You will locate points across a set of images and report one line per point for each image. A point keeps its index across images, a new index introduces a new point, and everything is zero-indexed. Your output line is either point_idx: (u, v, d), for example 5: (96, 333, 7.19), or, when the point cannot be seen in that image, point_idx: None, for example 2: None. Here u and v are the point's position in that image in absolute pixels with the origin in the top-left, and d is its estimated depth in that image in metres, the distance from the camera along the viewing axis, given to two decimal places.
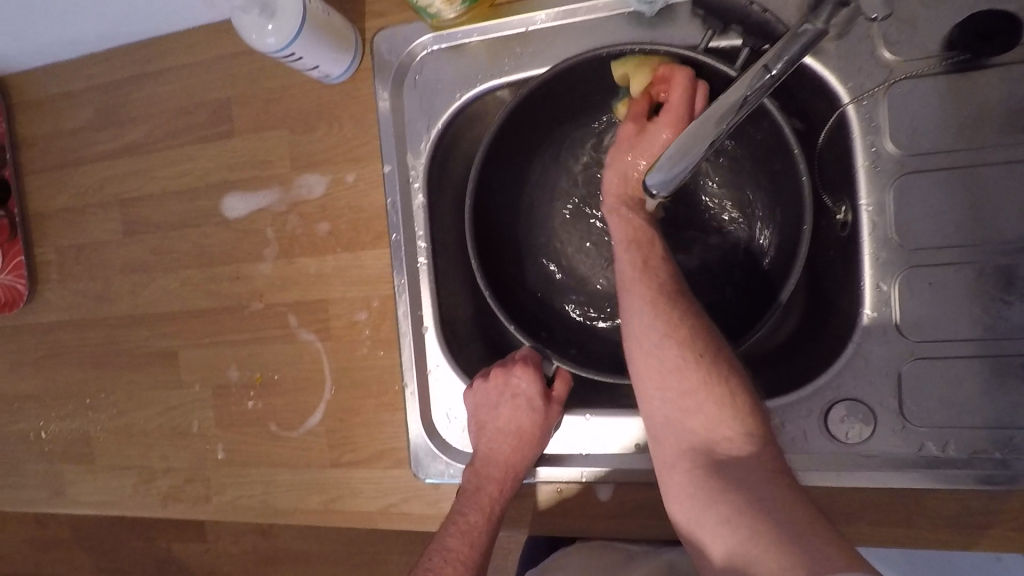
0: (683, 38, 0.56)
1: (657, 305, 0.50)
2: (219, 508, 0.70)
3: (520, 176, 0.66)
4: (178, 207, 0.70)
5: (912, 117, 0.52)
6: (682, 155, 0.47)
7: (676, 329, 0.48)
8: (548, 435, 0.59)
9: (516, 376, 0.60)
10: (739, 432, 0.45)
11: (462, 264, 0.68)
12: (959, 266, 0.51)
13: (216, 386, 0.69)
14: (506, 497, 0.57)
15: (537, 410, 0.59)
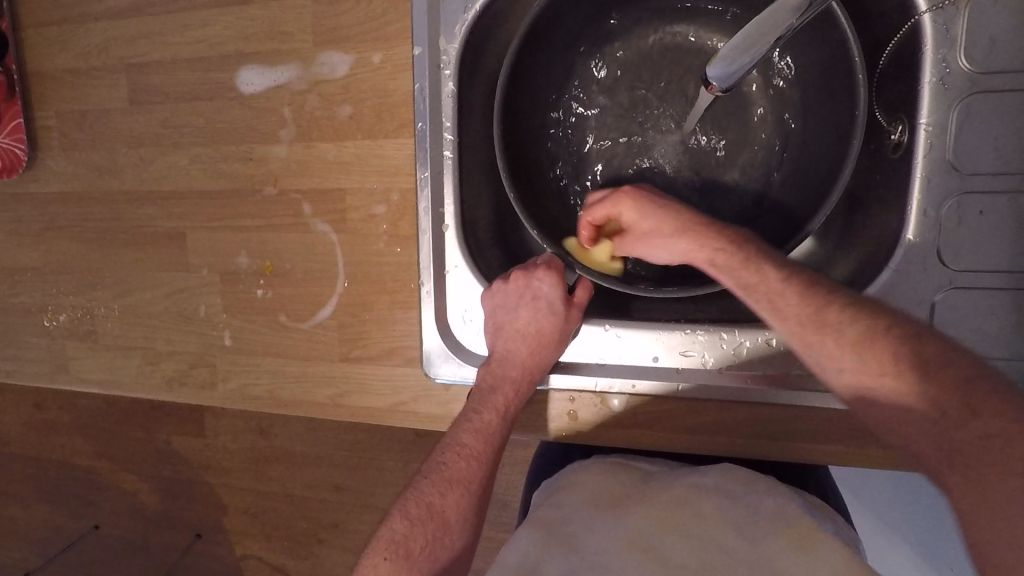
0: None
1: (798, 291, 0.49)
2: (225, 396, 0.69)
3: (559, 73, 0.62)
4: (191, 78, 0.65)
5: (989, 28, 0.48)
6: (747, 47, 0.44)
7: (787, 310, 0.49)
8: (566, 340, 0.59)
9: (537, 281, 0.59)
10: (916, 392, 0.43)
11: (486, 166, 0.65)
12: (1013, 195, 0.49)
13: (224, 272, 0.67)
14: (522, 400, 0.56)
15: (558, 314, 0.58)
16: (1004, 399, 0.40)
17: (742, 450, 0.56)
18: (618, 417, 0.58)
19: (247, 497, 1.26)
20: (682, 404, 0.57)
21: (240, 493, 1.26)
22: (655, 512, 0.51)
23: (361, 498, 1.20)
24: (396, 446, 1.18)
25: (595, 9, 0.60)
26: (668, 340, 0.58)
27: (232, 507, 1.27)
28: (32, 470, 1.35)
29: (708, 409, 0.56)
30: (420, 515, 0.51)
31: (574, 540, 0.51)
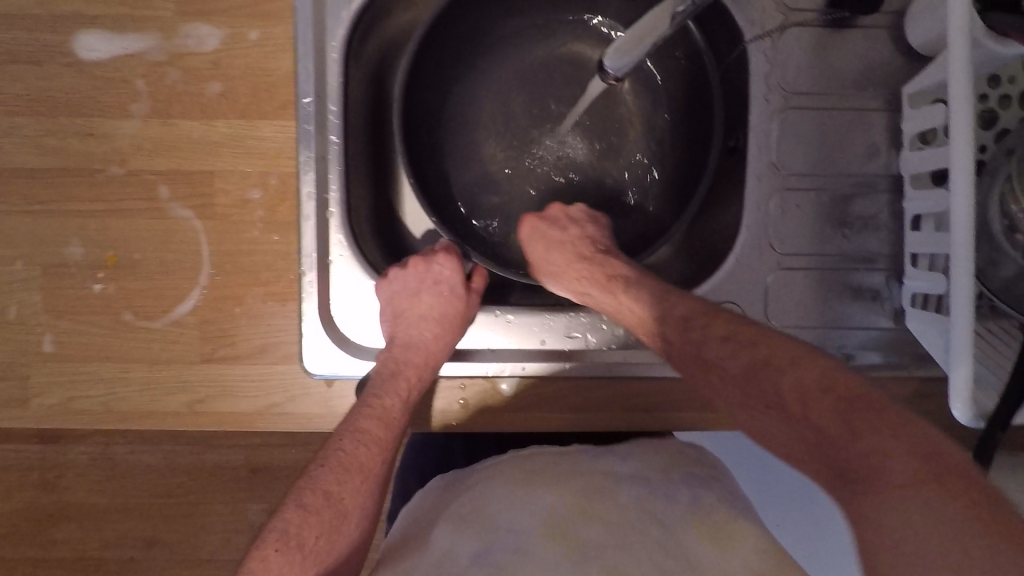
0: None
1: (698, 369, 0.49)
2: (41, 415, 0.57)
3: (449, 71, 0.65)
4: (10, 37, 0.56)
5: (795, 60, 0.60)
6: (638, 42, 0.52)
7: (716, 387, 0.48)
8: (465, 325, 0.62)
9: (438, 265, 0.61)
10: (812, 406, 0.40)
11: (370, 157, 0.64)
12: (817, 193, 0.61)
13: (47, 264, 0.57)
14: (423, 384, 0.58)
15: (459, 299, 0.61)
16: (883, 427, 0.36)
17: (621, 423, 0.61)
18: (507, 401, 0.60)
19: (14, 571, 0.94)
20: (568, 385, 0.60)
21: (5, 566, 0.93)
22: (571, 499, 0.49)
23: (181, 554, 0.96)
24: (225, 486, 0.93)
25: (487, 14, 0.64)
26: (553, 324, 0.63)
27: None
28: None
29: (591, 387, 0.60)
30: (317, 505, 0.49)
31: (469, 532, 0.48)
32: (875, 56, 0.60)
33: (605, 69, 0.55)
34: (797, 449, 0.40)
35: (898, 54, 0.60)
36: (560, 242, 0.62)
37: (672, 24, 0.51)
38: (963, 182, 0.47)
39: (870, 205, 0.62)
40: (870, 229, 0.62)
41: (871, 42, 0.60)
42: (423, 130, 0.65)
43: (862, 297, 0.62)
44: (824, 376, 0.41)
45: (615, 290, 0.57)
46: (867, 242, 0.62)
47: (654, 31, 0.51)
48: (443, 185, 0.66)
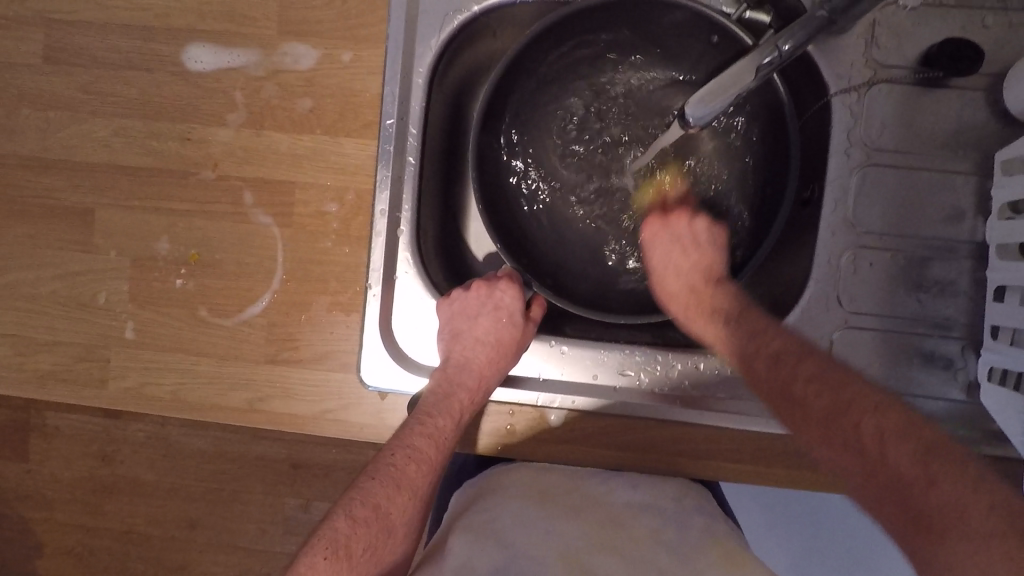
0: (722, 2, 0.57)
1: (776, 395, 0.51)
2: (116, 396, 0.61)
3: (526, 100, 0.65)
4: (128, 45, 0.60)
5: (883, 116, 0.59)
6: (721, 91, 0.51)
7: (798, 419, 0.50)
8: (520, 352, 0.63)
9: (500, 291, 0.62)
10: (913, 448, 0.42)
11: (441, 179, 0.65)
12: (894, 253, 0.59)
13: (137, 256, 0.61)
14: (475, 407, 0.59)
15: (519, 325, 0.62)
16: (968, 472, 0.40)
17: (664, 467, 0.60)
18: (554, 432, 0.60)
19: (69, 536, 0.99)
20: (617, 420, 0.60)
21: (59, 531, 0.98)
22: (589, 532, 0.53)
23: (221, 540, 0.99)
24: (267, 478, 0.96)
25: (569, 48, 0.62)
26: (607, 360, 0.61)
27: (47, 546, 1.00)
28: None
29: (639, 427, 0.60)
30: (366, 517, 0.51)
31: (505, 541, 0.52)
32: (968, 118, 0.58)
33: (685, 118, 0.54)
34: (852, 472, 0.45)
35: (991, 117, 0.58)
36: (685, 253, 0.62)
37: (758, 75, 0.51)
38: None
39: (950, 270, 0.59)
40: (948, 296, 0.59)
41: (966, 104, 0.58)
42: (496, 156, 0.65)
43: (934, 364, 0.59)
44: (924, 448, 0.42)
45: (703, 319, 0.59)
46: (944, 309, 0.59)
47: (739, 81, 0.51)
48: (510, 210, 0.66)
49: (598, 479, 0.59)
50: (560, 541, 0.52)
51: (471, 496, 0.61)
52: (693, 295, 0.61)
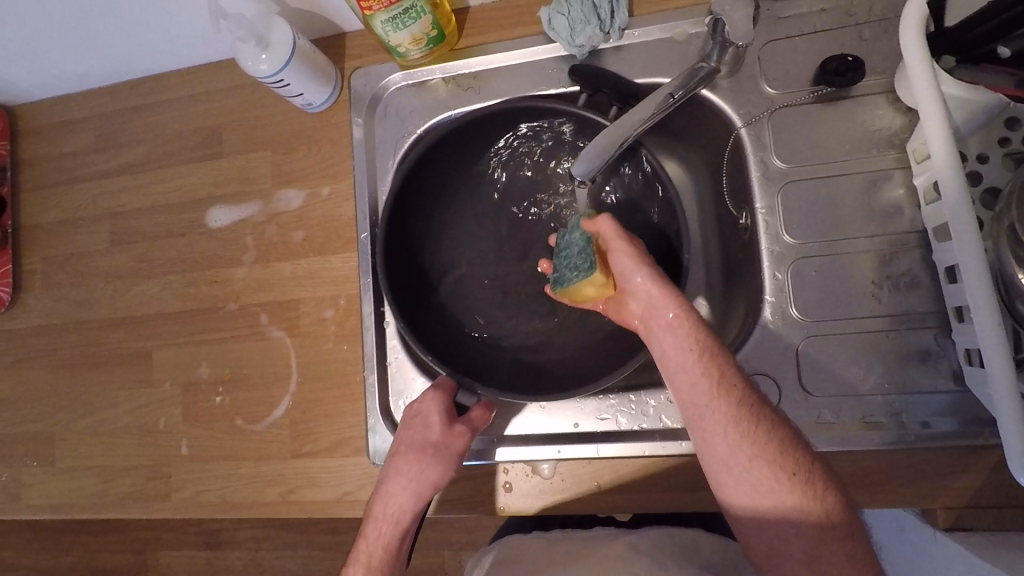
0: (619, 74, 0.67)
1: (757, 462, 0.48)
2: (179, 505, 0.72)
3: (432, 217, 0.71)
4: (167, 219, 0.77)
5: (791, 135, 0.63)
6: (602, 151, 0.58)
7: (750, 452, 0.48)
8: (448, 457, 0.61)
9: (421, 402, 0.63)
10: (836, 539, 0.46)
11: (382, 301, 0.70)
12: (839, 257, 0.61)
13: (186, 383, 0.74)
14: (407, 517, 0.60)
15: (441, 433, 0.61)
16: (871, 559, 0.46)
17: (660, 501, 0.62)
18: (547, 482, 0.64)
19: None
20: (603, 463, 0.63)
21: None
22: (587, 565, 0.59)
23: None
24: None
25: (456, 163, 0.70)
26: (585, 406, 0.65)
27: None
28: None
29: (628, 466, 0.63)
30: None
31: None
32: (874, 120, 0.61)
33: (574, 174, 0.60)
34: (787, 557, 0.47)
35: (898, 114, 0.61)
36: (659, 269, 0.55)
37: (649, 120, 0.59)
38: (967, 239, 0.48)
39: (902, 264, 0.59)
40: (908, 287, 0.59)
41: (868, 108, 0.61)
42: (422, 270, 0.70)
43: (912, 358, 0.58)
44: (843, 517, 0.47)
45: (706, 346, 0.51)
46: (908, 301, 0.59)
47: (640, 119, 0.58)
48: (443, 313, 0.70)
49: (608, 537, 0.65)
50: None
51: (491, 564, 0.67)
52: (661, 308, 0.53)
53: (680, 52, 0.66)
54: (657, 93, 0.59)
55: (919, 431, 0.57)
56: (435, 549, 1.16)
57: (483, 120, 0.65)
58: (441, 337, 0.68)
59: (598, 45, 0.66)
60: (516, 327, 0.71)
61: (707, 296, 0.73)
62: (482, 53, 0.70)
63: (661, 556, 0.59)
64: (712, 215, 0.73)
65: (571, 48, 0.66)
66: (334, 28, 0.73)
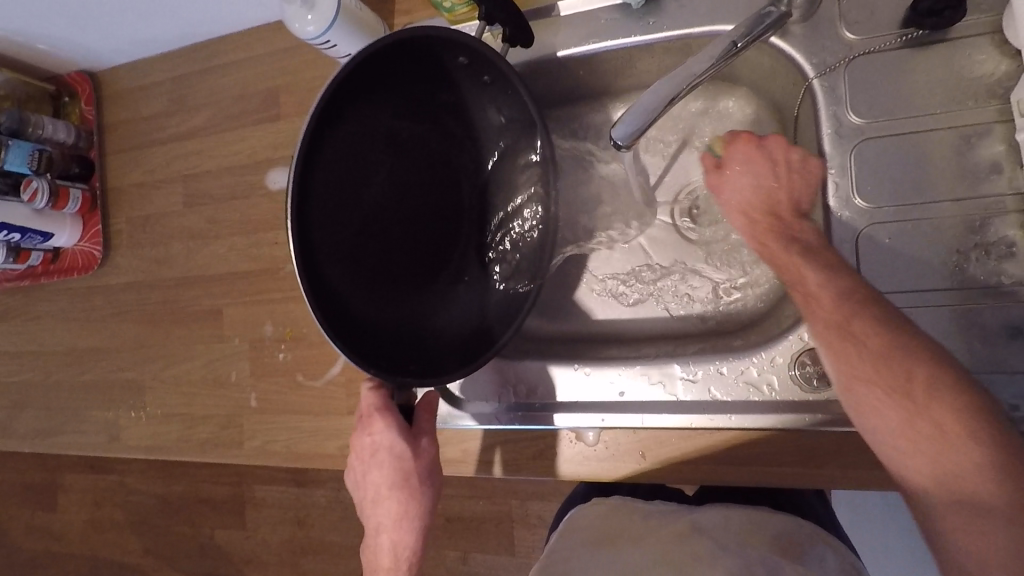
0: (678, 20, 0.62)
1: (875, 383, 0.40)
2: (251, 452, 0.77)
3: (323, 193, 0.56)
4: (232, 182, 0.80)
5: (870, 86, 0.56)
6: (651, 109, 0.54)
7: (860, 352, 0.41)
8: (418, 476, 0.58)
9: (370, 433, 0.59)
10: (994, 471, 0.36)
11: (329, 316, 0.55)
12: (919, 223, 0.54)
13: (253, 340, 0.78)
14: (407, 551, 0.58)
15: (411, 456, 0.58)
16: None
17: (715, 478, 0.60)
18: (594, 449, 0.64)
19: None
20: (650, 434, 0.62)
21: None
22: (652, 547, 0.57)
23: None
24: None
25: (327, 119, 0.56)
26: (630, 374, 0.64)
27: None
28: (116, 542, 1.49)
29: (677, 438, 0.61)
30: None
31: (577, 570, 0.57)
32: (973, 67, 0.53)
33: (614, 136, 0.56)
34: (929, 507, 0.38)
35: (1004, 58, 0.53)
36: (761, 178, 0.54)
37: (709, 69, 0.54)
38: None
39: (997, 231, 0.52)
40: (1001, 257, 0.52)
41: (967, 51, 0.54)
42: (325, 262, 0.56)
43: (999, 337, 0.52)
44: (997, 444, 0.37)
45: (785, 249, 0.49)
46: (1000, 272, 0.52)
47: (692, 76, 0.53)
48: (354, 307, 0.59)
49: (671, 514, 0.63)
50: (623, 559, 0.56)
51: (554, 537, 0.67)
52: (756, 208, 0.53)
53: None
54: (719, 40, 0.54)
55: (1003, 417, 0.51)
56: (503, 498, 1.20)
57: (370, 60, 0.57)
58: (364, 332, 0.59)
59: None
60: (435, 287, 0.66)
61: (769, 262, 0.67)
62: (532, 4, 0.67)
63: (723, 538, 0.57)
64: None
65: None
66: None
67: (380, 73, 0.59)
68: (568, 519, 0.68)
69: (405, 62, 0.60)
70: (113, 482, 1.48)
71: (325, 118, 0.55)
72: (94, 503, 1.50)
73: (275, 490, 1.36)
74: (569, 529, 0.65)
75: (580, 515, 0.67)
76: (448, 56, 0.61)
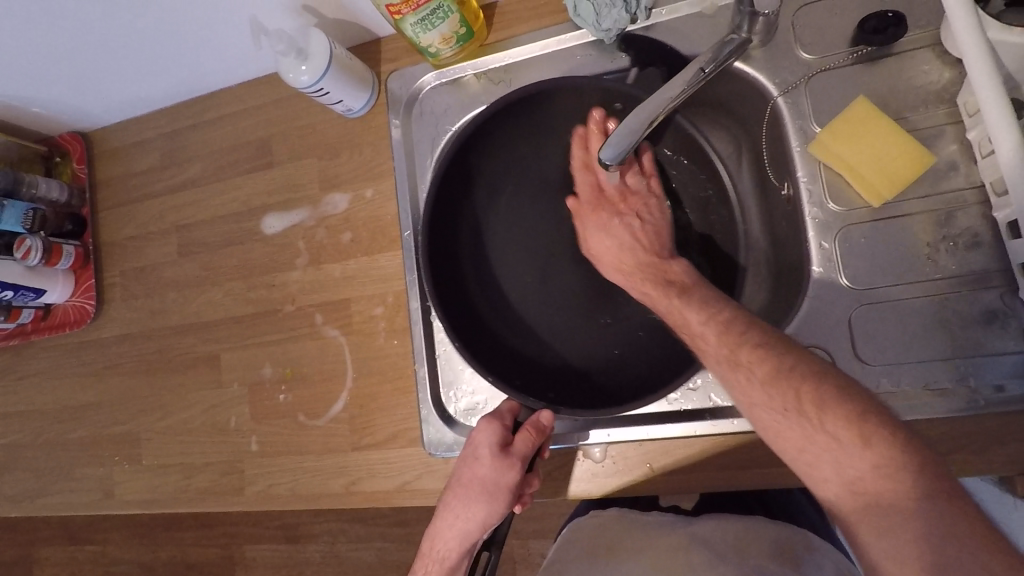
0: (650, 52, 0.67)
1: (784, 399, 0.48)
2: (253, 497, 0.76)
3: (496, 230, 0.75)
4: (226, 229, 0.81)
5: (829, 101, 0.61)
6: (633, 131, 0.58)
7: (753, 381, 0.50)
8: (498, 491, 0.60)
9: (476, 434, 0.61)
10: (872, 467, 0.43)
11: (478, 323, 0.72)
12: (890, 222, 0.58)
13: (252, 383, 0.78)
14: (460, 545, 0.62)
15: (492, 466, 0.59)
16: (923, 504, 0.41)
17: (722, 482, 0.61)
18: (601, 465, 0.65)
19: None
20: (656, 445, 0.63)
21: None
22: (648, 559, 0.60)
23: None
24: None
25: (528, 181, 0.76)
26: None
27: None
28: None
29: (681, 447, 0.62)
30: None
31: None
32: (921, 78, 0.58)
33: (602, 159, 0.59)
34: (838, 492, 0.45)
35: (947, 68, 0.58)
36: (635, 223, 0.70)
37: (682, 94, 0.58)
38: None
39: (962, 223, 0.56)
40: (968, 247, 0.56)
41: (914, 64, 0.59)
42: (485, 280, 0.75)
43: (975, 322, 0.55)
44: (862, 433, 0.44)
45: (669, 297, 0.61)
46: (970, 261, 0.56)
47: (667, 100, 0.57)
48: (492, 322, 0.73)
49: (666, 526, 0.65)
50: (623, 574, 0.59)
51: (552, 558, 0.68)
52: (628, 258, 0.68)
53: (709, 26, 0.65)
54: (689, 67, 0.59)
55: (990, 397, 0.54)
56: None
57: (530, 100, 0.68)
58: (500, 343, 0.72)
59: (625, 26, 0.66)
60: (561, 326, 0.74)
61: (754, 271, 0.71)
62: (510, 45, 0.71)
63: (721, 548, 0.59)
64: (757, 184, 0.71)
65: (599, 32, 0.66)
66: (369, 34, 0.76)
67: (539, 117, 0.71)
68: (564, 538, 0.70)
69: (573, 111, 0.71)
70: (93, 553, 1.41)
71: (516, 173, 0.75)
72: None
73: (269, 549, 1.32)
74: (568, 548, 0.67)
75: (576, 534, 0.68)
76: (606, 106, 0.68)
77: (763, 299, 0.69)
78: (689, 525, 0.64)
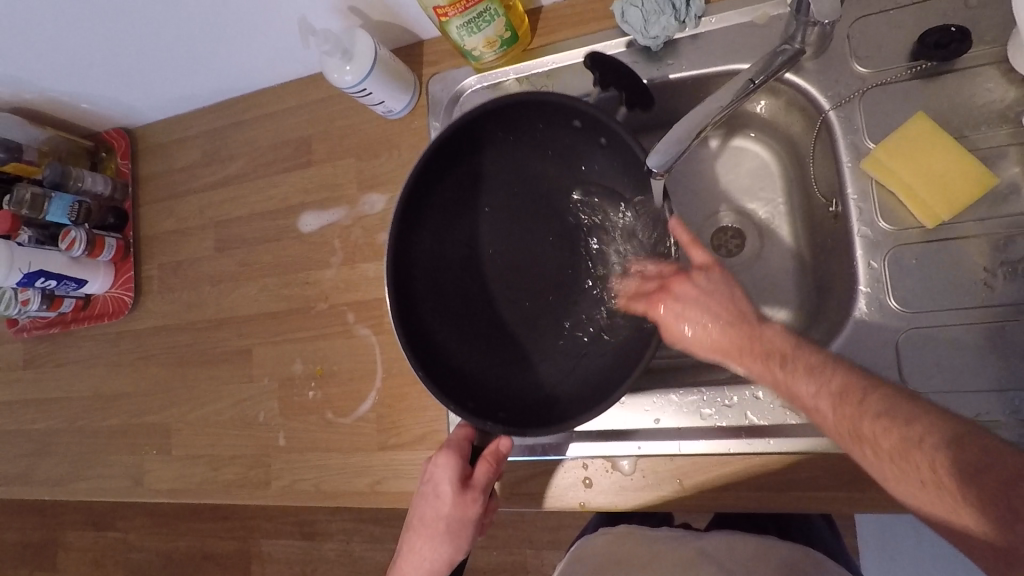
0: (698, 61, 0.66)
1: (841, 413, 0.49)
2: (278, 492, 0.77)
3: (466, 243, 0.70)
4: (262, 226, 0.82)
5: (884, 117, 0.59)
6: (678, 141, 0.56)
7: (815, 392, 0.51)
8: (462, 525, 0.58)
9: (435, 469, 0.59)
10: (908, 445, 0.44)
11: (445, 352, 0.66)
12: (944, 245, 0.56)
13: (282, 379, 0.78)
14: None
15: (452, 502, 0.58)
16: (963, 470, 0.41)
17: (754, 505, 0.60)
18: (629, 478, 0.63)
19: None
20: (688, 461, 0.62)
21: None
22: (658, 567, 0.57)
23: None
24: None
25: (490, 191, 0.71)
26: (667, 402, 0.64)
27: None
28: None
29: (714, 465, 0.61)
30: None
31: None
32: (984, 96, 0.56)
33: (647, 166, 0.57)
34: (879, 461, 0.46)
35: (1013, 86, 0.55)
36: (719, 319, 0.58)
37: (729, 105, 0.56)
38: None
39: (1022, 248, 0.54)
40: None
41: (976, 82, 0.56)
42: (454, 302, 0.69)
43: None
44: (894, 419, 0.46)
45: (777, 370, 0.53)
46: None
47: (714, 111, 0.56)
48: (456, 349, 0.67)
49: (679, 539, 0.63)
50: None
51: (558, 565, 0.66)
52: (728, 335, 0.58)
53: (760, 37, 0.64)
54: (740, 76, 0.57)
55: None
56: (518, 547, 1.17)
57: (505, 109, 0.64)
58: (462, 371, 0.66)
59: (674, 35, 0.65)
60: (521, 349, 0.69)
61: (796, 289, 0.69)
62: (555, 51, 0.71)
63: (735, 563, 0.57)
64: (803, 200, 0.69)
65: (646, 40, 0.65)
66: (413, 36, 0.76)
67: (513, 125, 0.67)
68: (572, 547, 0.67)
69: (542, 122, 0.67)
70: (117, 539, 1.44)
71: (480, 183, 0.70)
72: (97, 562, 1.46)
73: (286, 544, 1.32)
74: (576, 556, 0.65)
75: (584, 543, 0.66)
76: (567, 116, 0.65)
77: (803, 320, 0.67)
78: (702, 540, 0.62)
